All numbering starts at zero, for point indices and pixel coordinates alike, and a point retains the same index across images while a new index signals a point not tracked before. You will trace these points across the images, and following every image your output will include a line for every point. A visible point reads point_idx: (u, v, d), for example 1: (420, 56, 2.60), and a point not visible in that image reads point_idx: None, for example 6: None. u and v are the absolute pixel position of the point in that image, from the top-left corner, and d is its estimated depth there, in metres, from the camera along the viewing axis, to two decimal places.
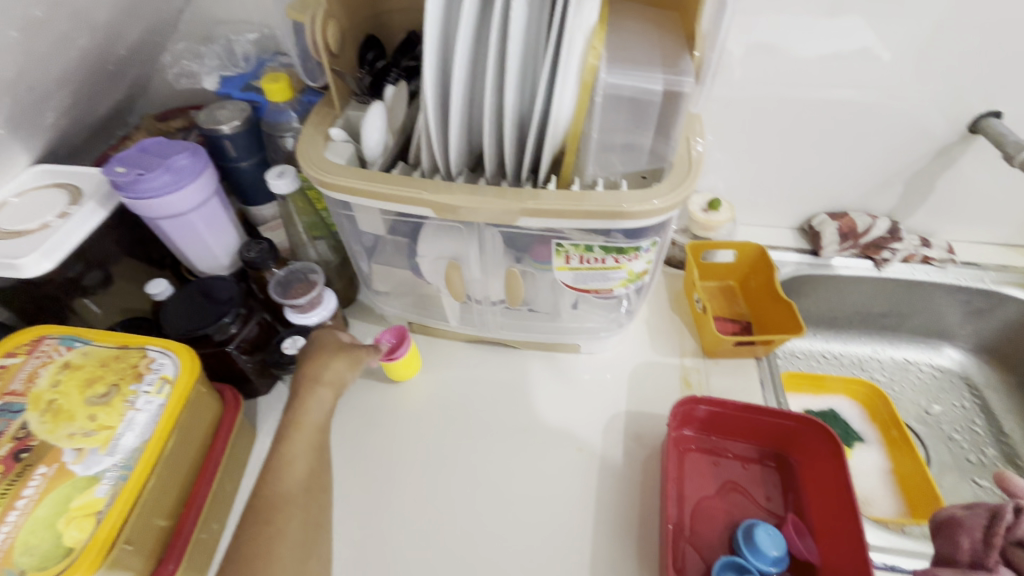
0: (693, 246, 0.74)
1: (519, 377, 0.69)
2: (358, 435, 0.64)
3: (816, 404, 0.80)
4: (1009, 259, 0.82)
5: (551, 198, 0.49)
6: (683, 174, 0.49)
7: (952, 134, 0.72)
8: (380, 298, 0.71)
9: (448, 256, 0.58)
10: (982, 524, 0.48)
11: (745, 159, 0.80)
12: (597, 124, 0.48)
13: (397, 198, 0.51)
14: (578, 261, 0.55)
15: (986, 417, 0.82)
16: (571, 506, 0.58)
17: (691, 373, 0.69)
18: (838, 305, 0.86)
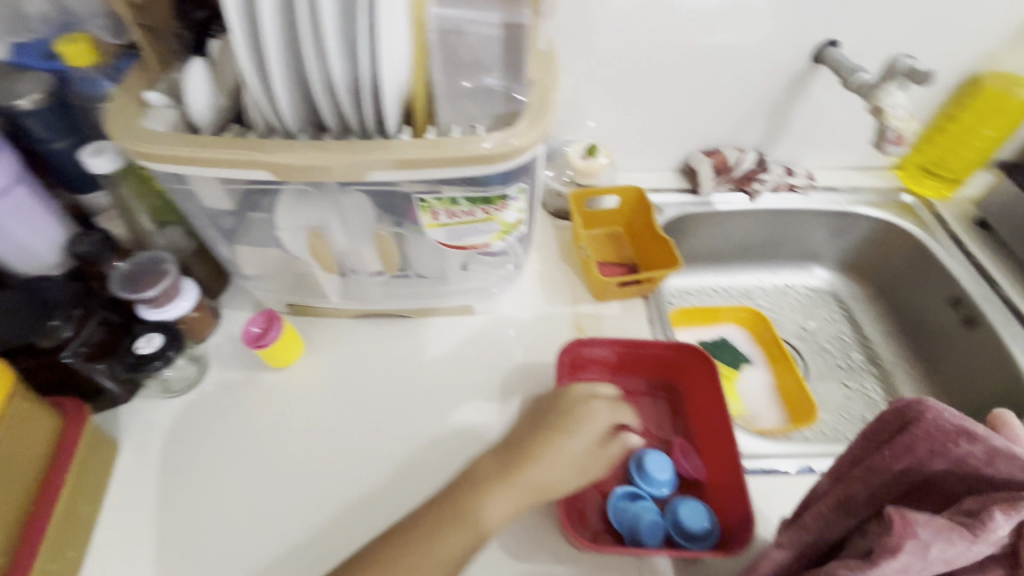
0: (575, 195, 0.75)
1: (413, 346, 0.67)
2: (239, 430, 0.59)
3: (708, 335, 0.85)
4: (860, 181, 0.90)
5: (402, 147, 0.46)
6: (537, 112, 0.47)
7: (799, 66, 0.76)
8: (250, 282, 0.65)
9: (308, 226, 0.54)
10: (947, 429, 0.36)
11: (619, 104, 0.81)
12: (440, 66, 0.46)
13: (231, 163, 0.46)
14: (446, 216, 0.52)
15: (853, 327, 0.90)
16: (471, 465, 0.57)
17: (584, 320, 0.69)
18: (720, 240, 0.91)
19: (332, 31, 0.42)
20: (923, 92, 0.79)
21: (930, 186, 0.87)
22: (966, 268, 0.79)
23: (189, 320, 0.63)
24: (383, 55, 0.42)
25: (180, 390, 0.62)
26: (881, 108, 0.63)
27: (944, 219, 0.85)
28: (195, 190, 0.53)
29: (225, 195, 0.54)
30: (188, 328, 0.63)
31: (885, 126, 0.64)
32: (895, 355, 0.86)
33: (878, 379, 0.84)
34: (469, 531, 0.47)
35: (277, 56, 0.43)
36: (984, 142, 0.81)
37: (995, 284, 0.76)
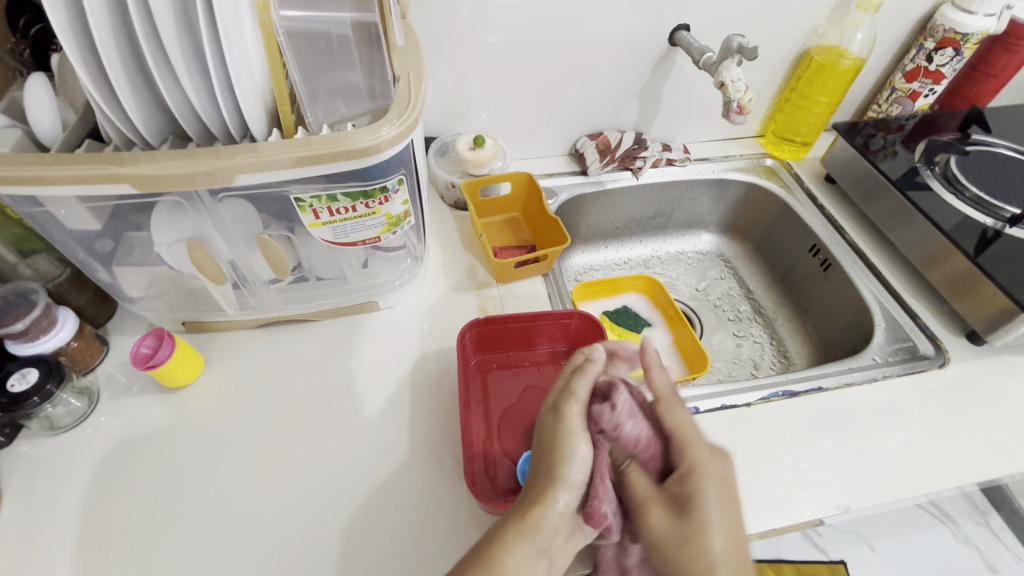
0: (469, 184, 0.77)
1: (320, 349, 0.67)
2: (140, 456, 0.58)
3: (611, 304, 0.91)
4: (729, 150, 0.99)
5: (273, 148, 0.47)
6: (403, 105, 0.49)
7: (659, 49, 0.83)
8: (137, 304, 0.63)
9: (187, 237, 0.53)
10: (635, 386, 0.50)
11: (502, 96, 0.84)
12: (298, 67, 0.47)
13: (88, 180, 0.44)
14: (329, 213, 0.53)
15: (738, 282, 1.00)
16: (387, 454, 0.59)
17: (488, 302, 0.73)
18: (614, 216, 0.97)
19: (176, 37, 0.41)
20: (768, 66, 0.89)
21: (786, 151, 0.98)
22: (819, 219, 0.89)
23: (71, 351, 0.59)
24: (234, 59, 0.43)
25: (69, 425, 0.58)
26: (724, 83, 0.71)
27: (801, 179, 0.96)
28: (54, 214, 0.51)
29: (90, 215, 0.52)
30: (70, 359, 0.60)
31: (728, 99, 0.72)
32: (774, 303, 0.96)
33: (761, 326, 0.94)
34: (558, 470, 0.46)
35: (122, 66, 0.42)
36: (822, 107, 0.91)
37: (844, 230, 0.88)
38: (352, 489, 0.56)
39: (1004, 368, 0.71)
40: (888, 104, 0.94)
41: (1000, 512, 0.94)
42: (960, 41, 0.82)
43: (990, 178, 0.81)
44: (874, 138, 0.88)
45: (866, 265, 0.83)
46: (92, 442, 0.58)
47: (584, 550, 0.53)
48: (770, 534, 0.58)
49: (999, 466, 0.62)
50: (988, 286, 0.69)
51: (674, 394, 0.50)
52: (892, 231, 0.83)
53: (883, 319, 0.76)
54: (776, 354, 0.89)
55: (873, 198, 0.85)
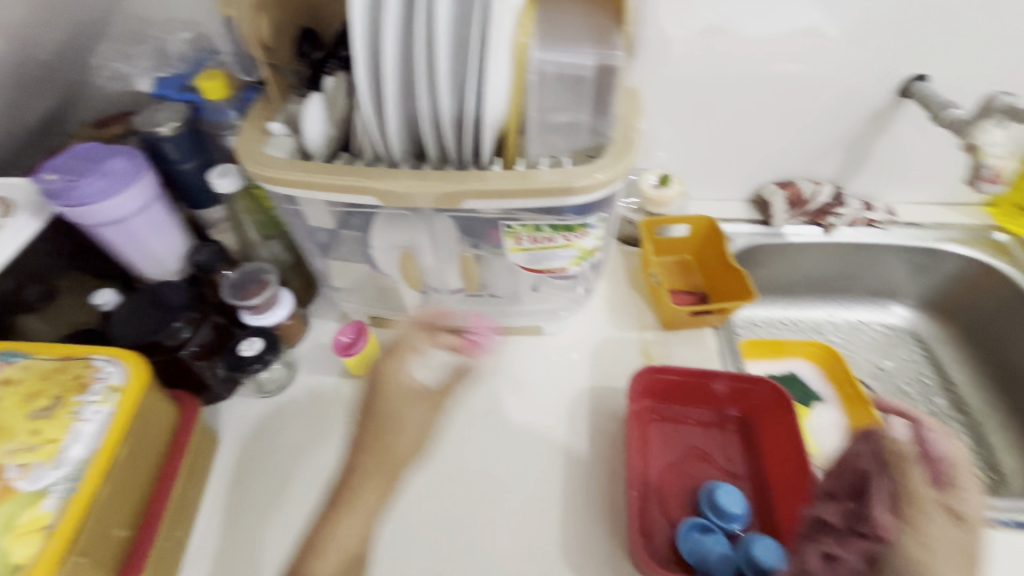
0: (647, 222, 0.76)
1: (484, 363, 0.70)
2: (323, 432, 0.64)
3: (776, 369, 0.83)
4: (947, 216, 0.86)
5: (504, 178, 0.49)
6: (626, 146, 0.50)
7: (885, 99, 0.75)
8: (339, 294, 0.71)
9: (400, 246, 0.58)
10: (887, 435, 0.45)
11: (692, 135, 0.82)
12: (534, 102, 0.49)
13: (347, 189, 0.51)
14: (529, 241, 0.55)
15: (935, 369, 0.86)
16: (540, 484, 0.59)
17: (652, 346, 0.70)
18: (790, 272, 0.89)
19: (445, 72, 0.46)
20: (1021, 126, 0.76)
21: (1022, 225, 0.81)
22: None
23: (285, 327, 0.68)
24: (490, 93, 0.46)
25: (272, 391, 0.67)
26: (977, 145, 0.61)
27: None
28: (302, 212, 0.58)
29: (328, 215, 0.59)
30: (283, 334, 0.69)
31: (979, 164, 0.61)
32: (983, 403, 0.81)
33: (964, 429, 0.79)
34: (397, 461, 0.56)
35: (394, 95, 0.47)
36: None
37: None
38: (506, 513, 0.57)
39: None
40: None
41: None
42: None
43: None
44: None
45: None
46: (287, 410, 0.66)
47: None
48: None
49: None
50: None
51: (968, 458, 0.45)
52: None
53: None
54: (983, 467, 0.75)
55: None
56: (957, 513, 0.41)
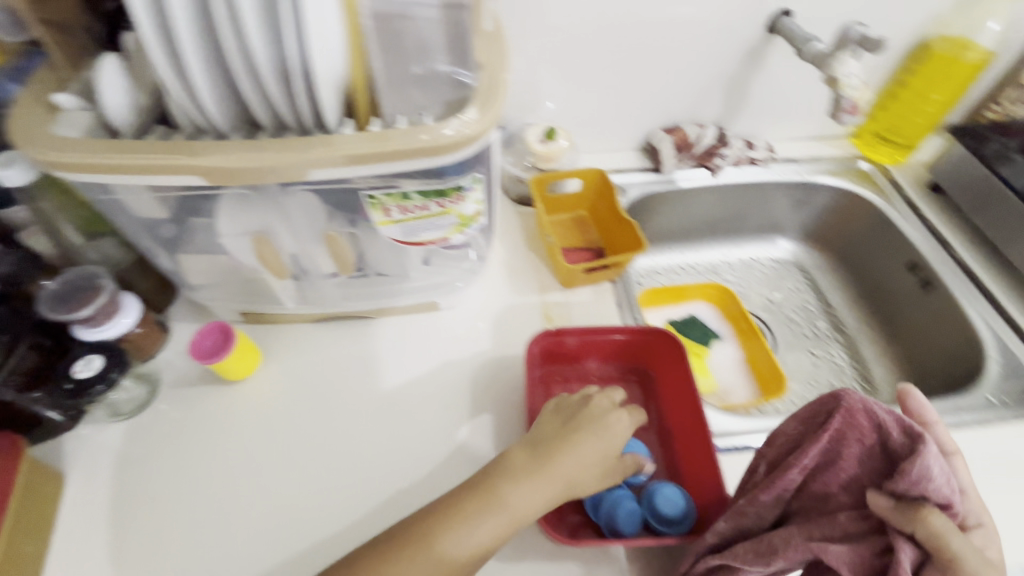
0: (538, 179, 0.73)
1: (376, 348, 0.65)
2: (194, 449, 0.57)
3: (677, 314, 0.85)
4: (819, 150, 0.90)
5: (351, 141, 0.43)
6: (487, 96, 0.45)
7: (755, 36, 0.75)
8: (197, 292, 0.62)
9: (252, 230, 0.51)
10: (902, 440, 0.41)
11: (575, 84, 0.78)
12: (379, 56, 0.44)
13: (158, 169, 0.42)
14: (399, 212, 0.50)
15: (817, 295, 0.92)
16: (443, 466, 0.56)
17: (553, 308, 0.68)
18: (684, 218, 0.90)
19: (257, 19, 0.38)
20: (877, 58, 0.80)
21: (882, 152, 0.88)
22: (922, 233, 0.80)
23: (134, 337, 0.59)
24: (314, 40, 0.39)
25: (128, 412, 0.58)
26: (836, 77, 0.63)
27: (899, 185, 0.86)
28: (122, 200, 0.49)
29: (156, 203, 0.50)
30: (133, 346, 0.59)
31: (840, 95, 0.64)
32: (858, 321, 0.87)
33: (842, 346, 0.86)
34: (501, 515, 0.45)
35: (198, 47, 0.39)
36: (934, 107, 0.82)
37: (949, 245, 0.78)
38: (410, 503, 0.54)
39: None
40: (1012, 104, 0.83)
41: None
42: None
43: None
44: (988, 142, 0.79)
45: (977, 288, 0.74)
46: (150, 430, 0.58)
47: None
48: None
49: None
50: None
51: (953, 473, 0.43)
52: (1009, 245, 0.75)
53: (997, 350, 0.68)
54: (859, 379, 0.81)
55: (986, 209, 0.77)
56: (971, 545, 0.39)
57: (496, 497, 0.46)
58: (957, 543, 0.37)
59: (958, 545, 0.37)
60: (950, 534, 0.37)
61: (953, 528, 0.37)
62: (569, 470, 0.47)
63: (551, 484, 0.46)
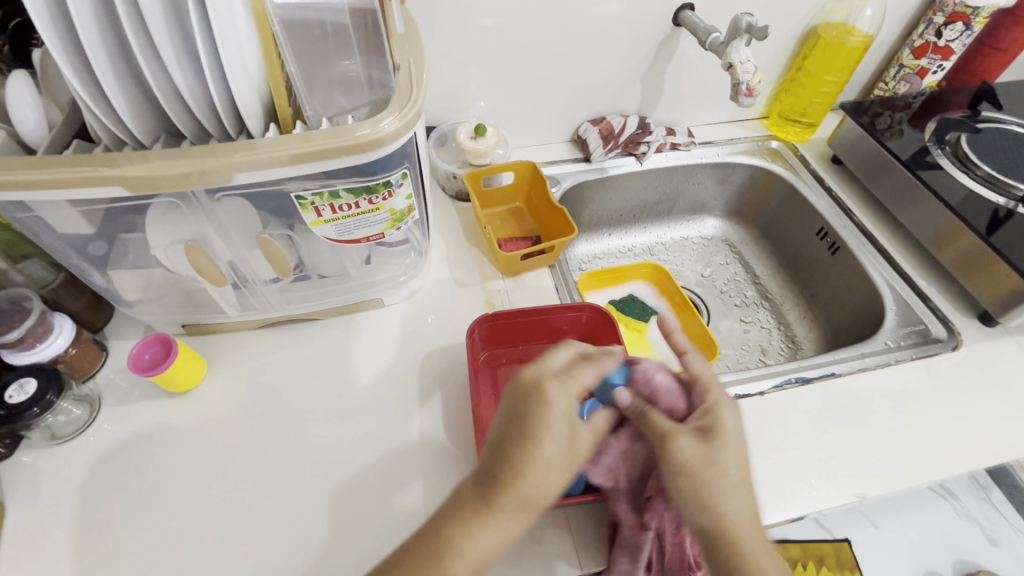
0: (471, 174, 0.76)
1: (325, 349, 0.66)
2: (144, 463, 0.57)
3: (617, 294, 0.90)
4: (734, 133, 0.98)
5: (272, 145, 0.45)
6: (405, 97, 0.48)
7: (663, 29, 0.80)
8: (135, 308, 0.61)
9: (183, 239, 0.51)
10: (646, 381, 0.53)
11: (501, 82, 0.82)
12: (293, 60, 0.46)
13: (78, 183, 0.43)
14: (331, 211, 0.52)
15: (744, 266, 0.99)
16: (396, 453, 0.58)
17: (494, 296, 0.72)
18: (617, 203, 0.95)
19: (165, 29, 0.39)
20: (775, 45, 0.87)
21: (792, 131, 0.96)
22: (827, 201, 0.88)
23: (69, 358, 0.58)
24: (226, 48, 0.41)
25: (71, 434, 0.58)
26: (732, 64, 0.70)
27: (807, 160, 0.94)
28: (44, 218, 0.49)
29: (82, 219, 0.50)
30: (69, 367, 0.59)
31: (737, 80, 0.71)
32: (781, 288, 0.95)
33: (769, 311, 0.93)
34: (460, 558, 0.42)
35: (107, 59, 0.40)
36: (829, 87, 0.90)
37: (851, 212, 0.86)
38: (363, 491, 0.56)
39: (1018, 349, 0.71)
40: (896, 81, 0.92)
41: (999, 487, 1.08)
42: (971, 15, 0.80)
43: (1000, 155, 0.80)
44: (881, 117, 0.86)
45: (876, 248, 0.82)
46: (97, 450, 0.58)
47: (585, 548, 0.52)
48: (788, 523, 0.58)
49: (1015, 448, 0.62)
50: (1002, 267, 0.68)
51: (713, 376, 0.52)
52: (900, 211, 0.81)
53: (894, 302, 0.76)
54: (784, 339, 0.89)
55: (880, 177, 0.84)
56: (712, 433, 0.47)
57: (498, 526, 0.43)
58: (660, 422, 0.49)
59: (667, 429, 0.48)
60: (680, 448, 0.46)
61: (697, 454, 0.46)
62: (566, 450, 0.45)
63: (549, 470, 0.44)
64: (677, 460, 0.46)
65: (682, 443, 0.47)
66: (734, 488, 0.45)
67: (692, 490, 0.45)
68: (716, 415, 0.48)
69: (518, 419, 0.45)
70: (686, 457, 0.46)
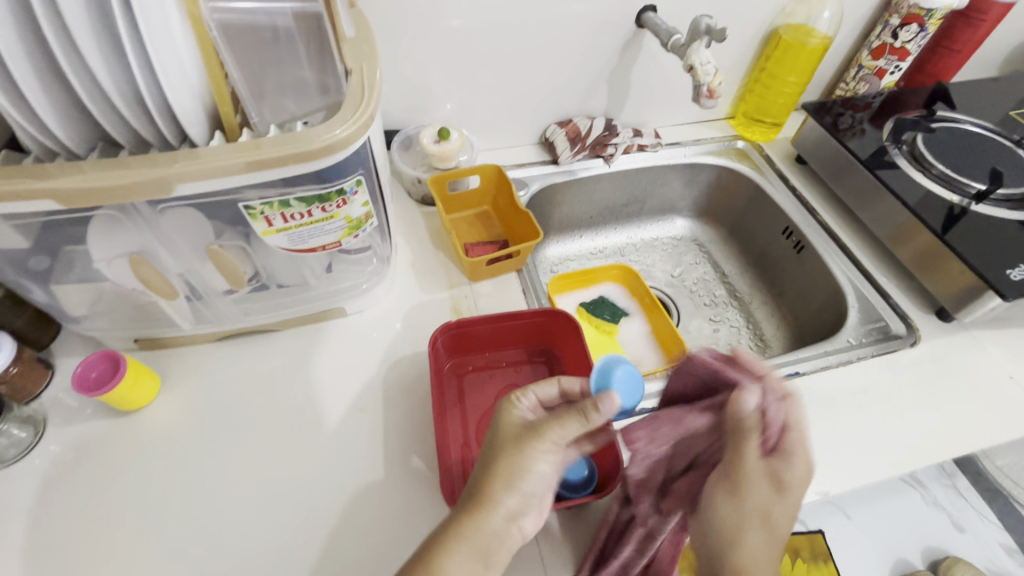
0: (435, 179, 0.75)
1: (286, 360, 0.65)
2: (92, 486, 0.55)
3: (588, 296, 0.89)
4: (701, 133, 0.98)
5: (217, 153, 0.43)
6: (357, 101, 0.47)
7: (626, 31, 0.80)
8: (81, 323, 0.59)
9: (129, 252, 0.49)
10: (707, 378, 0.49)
11: (465, 85, 0.81)
12: (236, 65, 0.44)
13: (6, 197, 0.40)
14: (282, 220, 0.50)
15: (713, 266, 0.99)
16: (359, 466, 0.57)
17: (461, 302, 0.71)
18: (587, 205, 0.95)
19: (92, 35, 0.37)
20: (737, 46, 0.88)
21: (758, 131, 0.97)
22: (791, 201, 0.89)
23: (10, 378, 0.56)
24: (159, 54, 0.39)
25: (14, 457, 0.55)
26: (693, 66, 0.70)
27: (772, 160, 0.95)
28: None
29: (16, 233, 0.47)
30: (10, 388, 0.56)
31: (699, 82, 0.71)
32: (749, 286, 0.96)
33: (738, 310, 0.93)
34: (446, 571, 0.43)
35: (30, 67, 0.38)
36: (792, 87, 0.90)
37: (815, 211, 0.88)
38: (324, 507, 0.54)
39: (973, 343, 0.73)
40: (856, 82, 0.94)
41: (964, 475, 1.11)
42: (925, 17, 0.82)
43: (954, 154, 0.82)
44: (842, 117, 0.88)
45: (838, 246, 0.83)
46: (41, 474, 0.55)
47: (551, 557, 0.52)
48: None
49: (971, 441, 0.64)
50: (956, 264, 0.70)
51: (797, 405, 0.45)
52: (861, 210, 0.83)
53: (856, 299, 0.77)
54: (753, 338, 0.90)
55: (842, 176, 0.85)
56: (787, 471, 0.43)
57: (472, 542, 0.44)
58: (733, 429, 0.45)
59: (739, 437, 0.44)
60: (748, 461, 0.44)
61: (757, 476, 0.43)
62: (528, 442, 0.47)
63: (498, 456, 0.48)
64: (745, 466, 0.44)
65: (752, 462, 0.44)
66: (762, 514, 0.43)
67: (723, 509, 0.44)
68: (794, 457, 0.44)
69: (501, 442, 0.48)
70: (754, 468, 0.43)
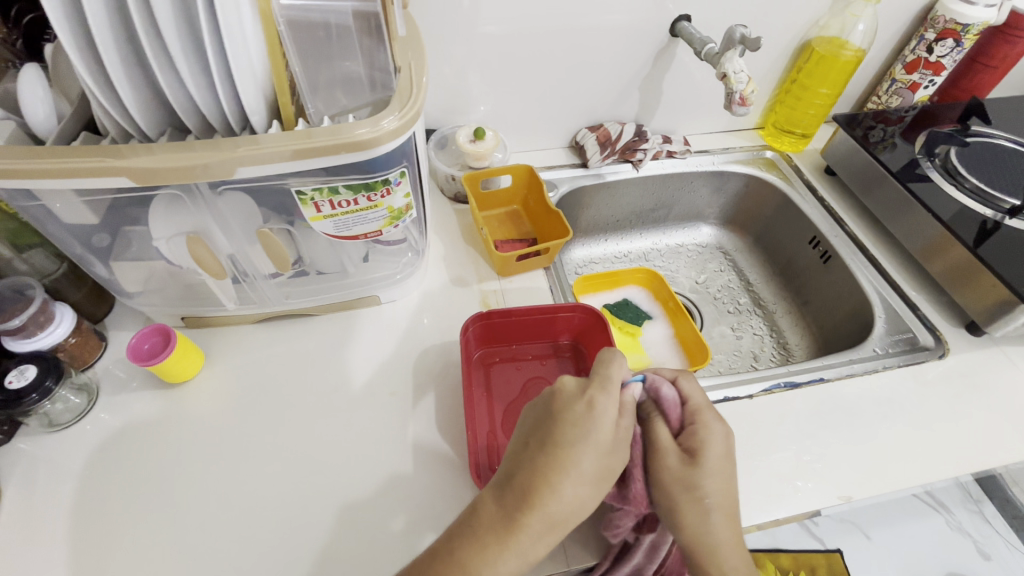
0: (469, 177, 0.78)
1: (321, 344, 0.67)
2: (139, 453, 0.58)
3: (612, 298, 0.91)
4: (729, 142, 0.99)
5: (274, 141, 0.46)
6: (407, 96, 0.49)
7: (661, 39, 0.82)
8: (135, 299, 0.62)
9: (186, 231, 0.53)
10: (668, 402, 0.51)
11: (502, 88, 0.83)
12: (297, 59, 0.48)
13: (82, 172, 0.44)
14: (330, 207, 0.53)
15: (738, 274, 1.00)
16: (388, 447, 0.59)
17: (489, 296, 0.73)
18: (614, 208, 0.97)
19: (174, 26, 0.41)
20: (770, 57, 0.89)
21: (787, 143, 0.98)
22: (820, 211, 0.89)
23: (69, 347, 0.59)
24: (231, 46, 0.42)
25: (68, 422, 0.59)
26: (727, 73, 0.72)
27: (800, 170, 0.96)
28: (49, 209, 0.50)
29: (87, 209, 0.51)
30: (69, 356, 0.60)
31: (731, 90, 0.73)
32: (773, 295, 0.96)
33: (761, 318, 0.94)
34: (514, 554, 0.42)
35: (117, 54, 0.41)
36: (823, 99, 0.91)
37: (843, 222, 0.88)
38: (355, 484, 0.57)
39: (1003, 359, 0.72)
40: (888, 95, 0.94)
41: (992, 501, 1.08)
42: (961, 32, 0.81)
43: (988, 169, 0.81)
44: (874, 130, 0.88)
45: (866, 257, 0.83)
46: (93, 439, 0.58)
47: (569, 546, 0.53)
48: (775, 524, 0.59)
49: (1000, 456, 0.63)
50: (989, 278, 0.70)
51: (707, 402, 0.51)
52: (892, 223, 0.83)
53: (883, 310, 0.77)
54: (776, 345, 0.90)
55: (873, 190, 0.85)
56: (692, 451, 0.48)
57: (552, 521, 0.43)
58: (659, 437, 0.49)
59: (662, 444, 0.49)
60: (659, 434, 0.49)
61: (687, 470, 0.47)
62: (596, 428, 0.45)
63: (582, 490, 0.43)
64: (660, 475, 0.48)
65: (670, 459, 0.48)
66: (716, 474, 0.47)
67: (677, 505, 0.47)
68: (698, 432, 0.49)
69: (576, 430, 0.45)
70: (665, 475, 0.48)
